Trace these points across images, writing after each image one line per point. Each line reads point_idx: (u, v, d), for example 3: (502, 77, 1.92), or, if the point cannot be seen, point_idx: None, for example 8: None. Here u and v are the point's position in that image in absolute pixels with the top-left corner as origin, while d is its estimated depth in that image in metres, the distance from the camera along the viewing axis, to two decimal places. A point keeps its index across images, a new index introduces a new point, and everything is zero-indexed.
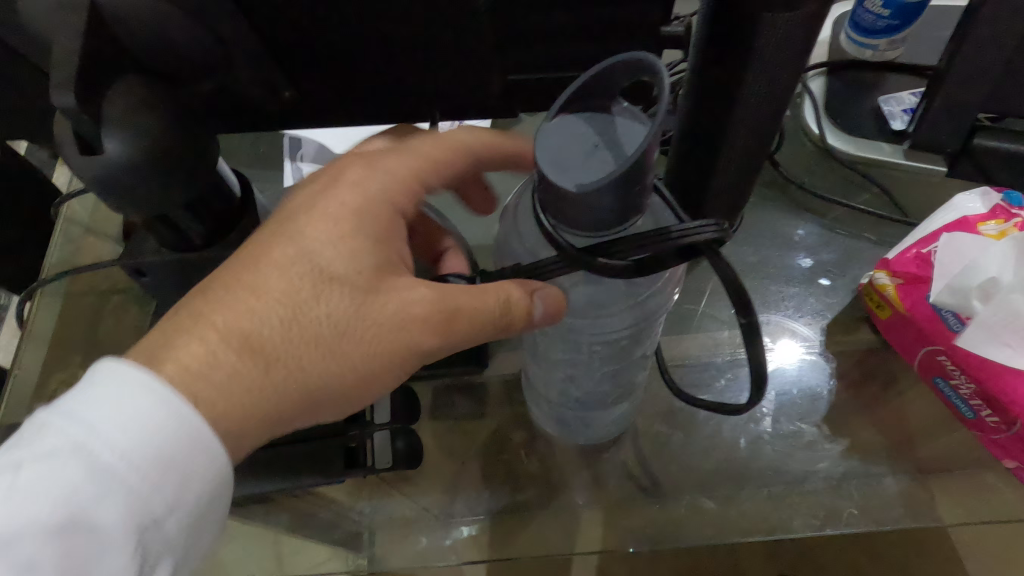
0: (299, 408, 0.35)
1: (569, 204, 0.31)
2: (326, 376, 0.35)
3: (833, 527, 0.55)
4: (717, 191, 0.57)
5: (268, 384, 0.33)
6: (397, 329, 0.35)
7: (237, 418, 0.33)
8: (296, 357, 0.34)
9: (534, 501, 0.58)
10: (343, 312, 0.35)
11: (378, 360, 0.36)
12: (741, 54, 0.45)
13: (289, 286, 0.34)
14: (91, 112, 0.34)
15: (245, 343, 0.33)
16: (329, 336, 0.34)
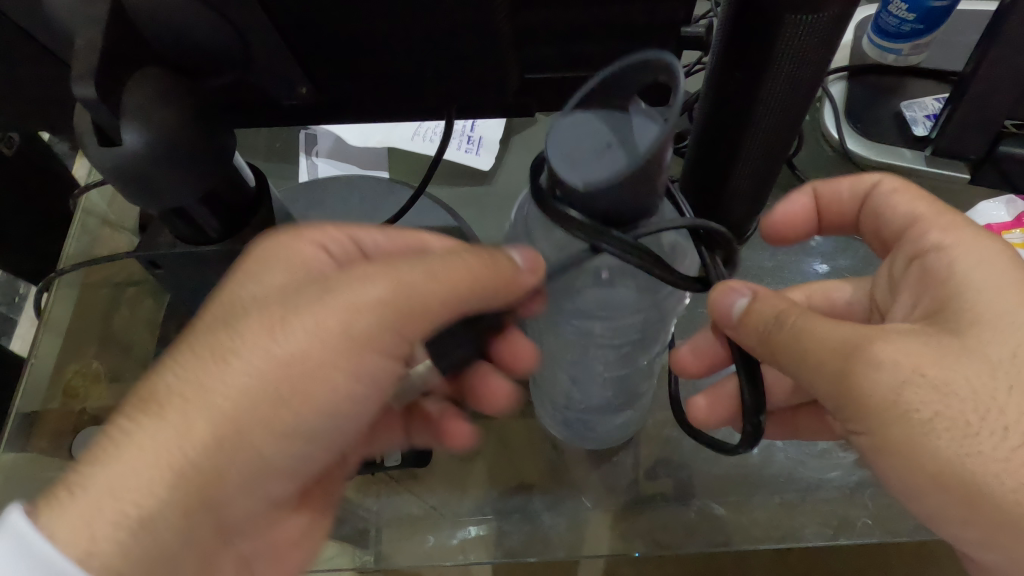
0: (227, 430, 0.35)
1: (579, 200, 0.31)
2: (240, 385, 0.34)
3: (847, 537, 0.53)
4: (733, 193, 0.57)
5: (199, 437, 0.34)
6: (309, 305, 0.35)
7: (141, 499, 0.33)
8: (196, 384, 0.34)
9: (541, 502, 0.57)
10: (263, 324, 0.35)
11: (322, 348, 0.35)
12: (762, 54, 0.45)
13: (204, 329, 0.36)
14: (110, 103, 0.34)
15: (143, 404, 0.34)
16: (231, 341, 0.35)
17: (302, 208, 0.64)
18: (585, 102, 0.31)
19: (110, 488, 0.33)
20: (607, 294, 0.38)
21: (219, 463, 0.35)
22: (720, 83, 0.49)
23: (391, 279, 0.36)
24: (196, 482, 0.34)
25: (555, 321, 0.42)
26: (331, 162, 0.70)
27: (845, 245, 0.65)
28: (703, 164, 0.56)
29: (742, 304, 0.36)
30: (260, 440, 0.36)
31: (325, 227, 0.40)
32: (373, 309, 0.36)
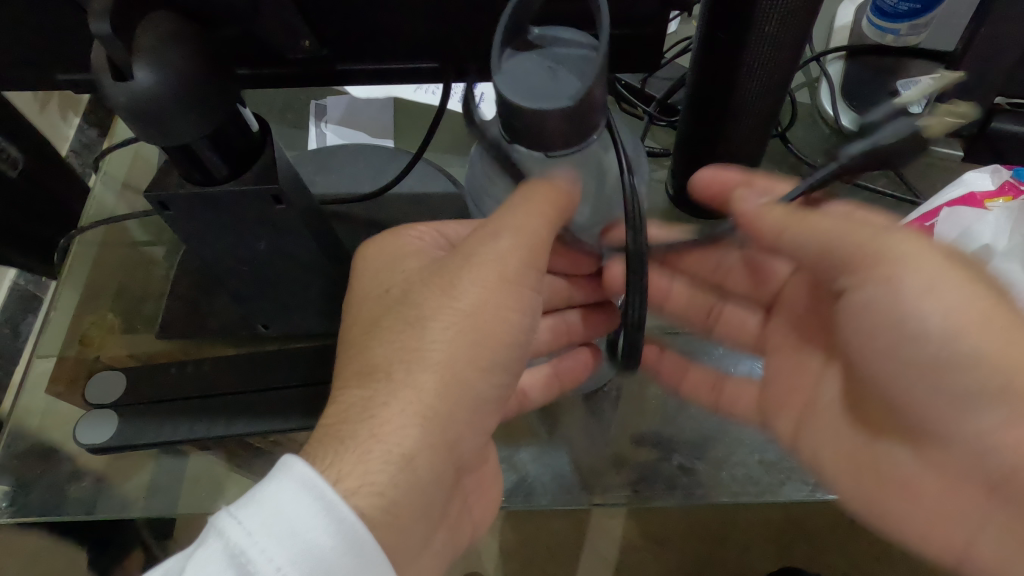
0: (448, 378, 0.38)
1: (562, 124, 0.35)
2: (443, 339, 0.38)
3: (823, 493, 0.55)
4: (719, 156, 0.58)
5: (405, 388, 0.37)
6: (466, 269, 0.39)
7: (398, 439, 0.37)
8: (406, 351, 0.37)
9: (526, 455, 0.59)
10: (429, 292, 0.39)
11: (486, 295, 0.39)
12: (744, 15, 0.46)
13: (370, 315, 0.40)
14: (124, 40, 0.37)
15: (365, 374, 0.37)
16: (416, 312, 0.38)
17: (310, 172, 0.67)
18: (506, 43, 0.35)
19: (378, 441, 0.36)
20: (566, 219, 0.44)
21: (452, 404, 0.38)
22: (704, 47, 0.51)
23: (501, 227, 0.39)
24: (442, 417, 0.38)
25: None
26: (339, 131, 0.73)
27: None
28: (694, 130, 0.57)
29: (754, 201, 0.44)
30: (475, 372, 0.39)
31: (413, 226, 0.45)
32: (518, 251, 0.39)
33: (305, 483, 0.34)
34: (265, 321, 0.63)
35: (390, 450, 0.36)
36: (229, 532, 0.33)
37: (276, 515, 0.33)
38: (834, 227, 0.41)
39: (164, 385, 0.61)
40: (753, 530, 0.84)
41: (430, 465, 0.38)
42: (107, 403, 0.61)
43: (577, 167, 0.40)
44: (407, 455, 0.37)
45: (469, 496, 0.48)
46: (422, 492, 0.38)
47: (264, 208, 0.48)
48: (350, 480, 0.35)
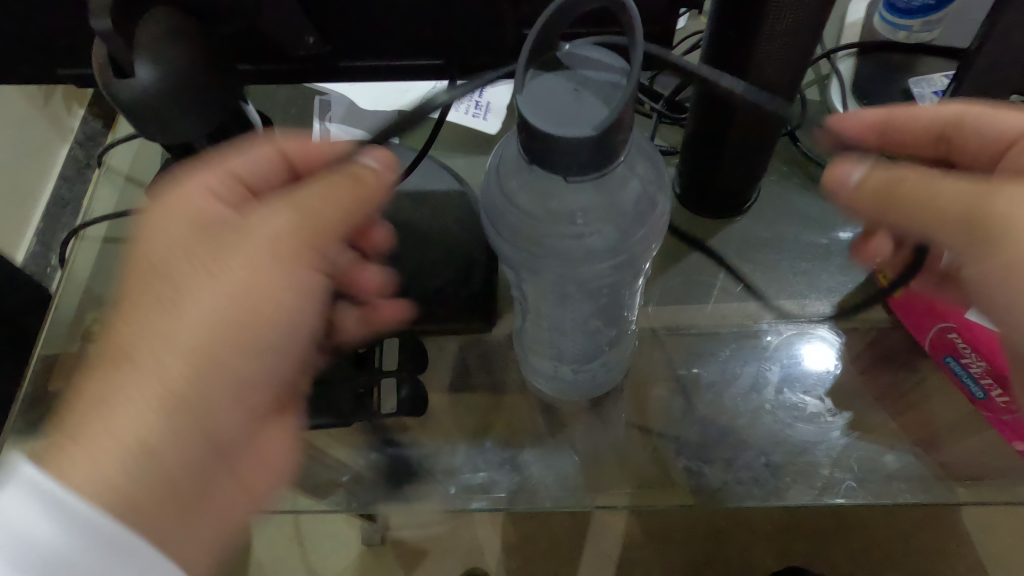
0: (199, 362, 0.37)
1: (582, 151, 0.32)
2: (200, 313, 0.37)
3: (830, 497, 0.55)
4: (727, 159, 0.58)
5: (144, 376, 0.36)
6: (236, 250, 0.38)
7: (136, 426, 0.35)
8: (150, 332, 0.37)
9: (530, 456, 0.59)
10: (197, 273, 0.38)
11: (253, 277, 0.38)
12: (754, 15, 0.45)
13: (142, 291, 0.37)
14: (124, 37, 0.36)
15: (122, 359, 0.36)
16: (170, 291, 0.37)
17: None
18: (531, 59, 0.32)
19: (117, 425, 0.35)
20: (580, 245, 0.38)
21: (208, 388, 0.37)
22: (715, 45, 0.50)
23: (295, 212, 0.39)
24: (197, 404, 0.37)
25: (542, 279, 0.43)
26: (343, 127, 0.72)
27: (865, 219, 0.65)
28: (704, 130, 0.57)
29: (857, 174, 0.40)
30: (227, 355, 0.38)
31: (201, 172, 0.41)
32: (295, 235, 0.39)
33: (31, 487, 0.33)
34: None
35: (140, 440, 0.35)
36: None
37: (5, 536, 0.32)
38: (951, 199, 0.36)
39: None
40: (756, 528, 0.84)
41: (192, 450, 0.37)
42: None
43: (599, 190, 0.35)
44: (173, 441, 0.36)
45: (258, 469, 0.44)
46: (177, 482, 0.36)
47: None
48: (84, 474, 0.34)
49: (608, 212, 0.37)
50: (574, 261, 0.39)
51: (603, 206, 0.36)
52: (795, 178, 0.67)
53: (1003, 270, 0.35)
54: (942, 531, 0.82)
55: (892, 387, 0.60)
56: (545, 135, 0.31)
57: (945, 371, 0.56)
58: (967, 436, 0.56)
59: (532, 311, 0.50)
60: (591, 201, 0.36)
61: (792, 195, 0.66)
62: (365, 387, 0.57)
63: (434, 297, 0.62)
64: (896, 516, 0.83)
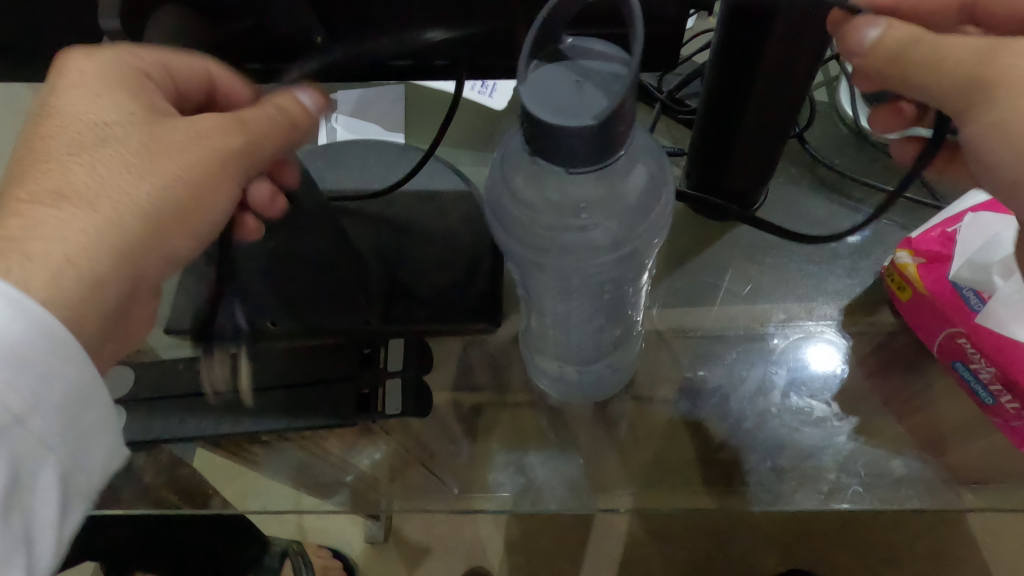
0: (142, 228, 0.35)
1: (583, 143, 0.31)
2: (152, 188, 0.35)
3: (837, 502, 0.55)
4: (736, 161, 0.58)
5: (92, 219, 0.34)
6: (192, 142, 0.36)
7: (91, 259, 0.34)
8: (93, 181, 0.34)
9: (535, 458, 0.60)
10: (147, 143, 0.35)
11: (203, 171, 0.37)
12: (761, 19, 0.46)
13: (77, 141, 0.35)
14: None
15: (60, 195, 0.34)
16: (121, 154, 0.35)
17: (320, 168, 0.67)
18: (533, 51, 0.31)
19: (58, 248, 0.33)
20: (583, 238, 0.37)
21: (136, 264, 0.36)
22: (724, 48, 0.50)
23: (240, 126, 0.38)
24: (120, 267, 0.35)
25: (543, 276, 0.42)
26: (348, 126, 0.72)
27: (871, 223, 0.64)
28: (712, 132, 0.57)
29: (875, 33, 0.34)
30: (167, 236, 0.37)
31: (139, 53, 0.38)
32: (245, 153, 0.38)
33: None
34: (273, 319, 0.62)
35: (74, 273, 0.33)
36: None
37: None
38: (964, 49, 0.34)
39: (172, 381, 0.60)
40: (758, 530, 0.83)
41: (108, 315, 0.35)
42: None
43: (603, 181, 0.34)
44: (96, 283, 0.34)
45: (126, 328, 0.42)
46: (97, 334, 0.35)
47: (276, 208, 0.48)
48: (43, 287, 0.32)
49: (613, 206, 0.35)
50: (574, 252, 0.38)
51: (607, 193, 0.35)
52: (797, 180, 0.68)
53: (991, 125, 0.34)
54: (946, 534, 0.82)
55: (898, 391, 0.60)
56: (545, 125, 0.30)
57: (954, 376, 0.56)
58: (973, 440, 0.56)
59: (536, 310, 0.48)
60: (594, 191, 0.34)
61: (799, 199, 0.67)
62: (368, 389, 0.56)
63: (439, 298, 0.62)
64: (900, 519, 0.82)
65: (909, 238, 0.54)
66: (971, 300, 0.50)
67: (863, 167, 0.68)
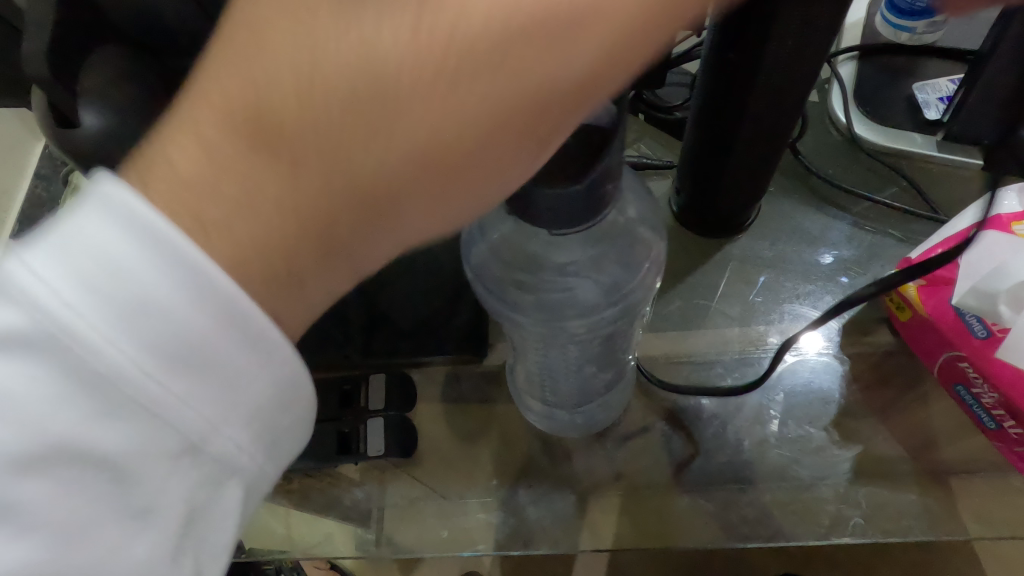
0: (362, 204, 0.23)
1: (563, 208, 0.29)
2: (409, 131, 0.22)
3: (838, 536, 0.54)
4: (728, 181, 0.55)
5: (295, 192, 0.22)
6: (517, 35, 0.21)
7: (254, 227, 0.22)
8: (324, 143, 0.22)
9: (527, 495, 0.57)
10: (399, 33, 0.21)
11: (483, 109, 0.22)
12: (756, 38, 0.43)
13: (292, 20, 0.21)
14: (65, 83, 0.32)
15: (264, 137, 0.21)
16: (376, 82, 0.21)
17: None
18: None
19: (233, 227, 0.22)
20: (569, 295, 0.35)
21: (366, 231, 0.24)
22: (716, 64, 0.48)
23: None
24: (347, 221, 0.23)
25: (520, 330, 0.40)
26: None
27: (854, 238, 0.63)
28: (701, 152, 0.54)
29: None
30: (408, 204, 0.24)
31: None
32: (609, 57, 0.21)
33: (124, 227, 0.22)
34: None
35: (238, 260, 0.22)
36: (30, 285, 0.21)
37: (64, 262, 0.21)
38: None
39: None
40: None
41: (366, 255, 0.25)
42: None
43: (590, 240, 0.32)
44: (302, 235, 0.23)
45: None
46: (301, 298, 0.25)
47: None
48: (223, 247, 0.22)
49: (604, 262, 0.34)
50: (560, 306, 0.36)
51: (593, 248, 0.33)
52: (791, 192, 0.65)
53: None
54: None
55: (895, 412, 0.58)
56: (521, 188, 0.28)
57: (955, 399, 0.54)
58: (968, 452, 0.56)
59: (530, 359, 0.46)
60: (585, 244, 0.32)
61: (791, 213, 0.65)
62: (349, 428, 0.56)
63: (421, 327, 0.59)
64: None
65: (909, 259, 0.53)
66: (974, 327, 0.48)
67: (857, 176, 0.65)
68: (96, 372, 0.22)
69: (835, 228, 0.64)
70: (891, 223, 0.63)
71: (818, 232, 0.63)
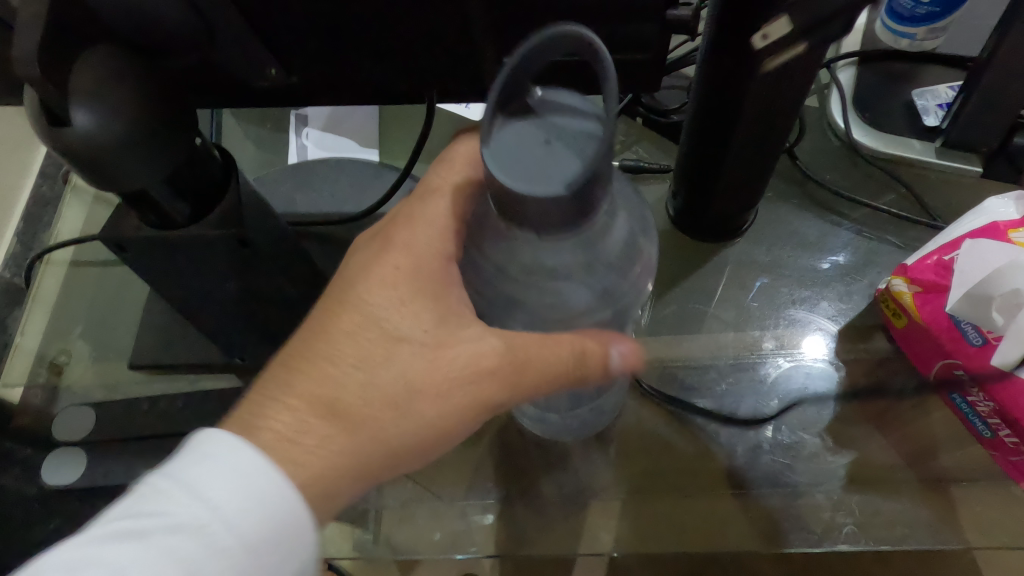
0: (376, 468, 0.34)
1: (554, 211, 0.28)
2: (404, 424, 0.33)
3: (830, 543, 0.54)
4: (723, 185, 0.55)
5: (351, 450, 0.33)
6: (470, 354, 0.34)
7: (321, 468, 0.32)
8: (379, 430, 0.33)
9: (520, 498, 0.57)
10: (416, 373, 0.33)
11: (446, 417, 0.34)
12: (750, 42, 0.43)
13: (359, 348, 0.33)
14: (57, 83, 0.32)
15: (332, 412, 0.32)
16: (402, 391, 0.33)
17: (288, 190, 0.63)
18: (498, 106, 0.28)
19: (296, 467, 0.32)
20: (557, 297, 0.35)
21: (387, 469, 0.34)
22: (711, 68, 0.48)
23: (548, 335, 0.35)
24: (379, 468, 0.34)
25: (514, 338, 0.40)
26: (321, 143, 0.68)
27: (851, 244, 0.63)
28: (697, 156, 0.54)
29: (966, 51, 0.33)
30: (412, 462, 0.35)
31: (433, 202, 0.36)
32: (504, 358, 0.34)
33: (249, 471, 0.31)
34: (242, 354, 0.58)
35: (314, 486, 0.32)
36: (185, 480, 0.30)
37: (207, 501, 0.30)
38: None
39: (136, 422, 0.57)
40: None
41: (419, 458, 0.35)
42: (76, 441, 0.57)
43: (579, 244, 0.31)
44: (360, 476, 0.33)
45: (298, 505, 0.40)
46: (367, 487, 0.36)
47: (229, 251, 0.44)
48: (303, 472, 0.32)
49: (595, 267, 0.33)
50: (557, 315, 0.37)
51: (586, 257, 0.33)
52: (788, 197, 0.65)
53: None
54: None
55: (891, 419, 0.57)
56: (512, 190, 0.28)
57: (950, 407, 0.54)
58: (963, 460, 0.56)
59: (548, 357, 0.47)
60: (578, 253, 0.32)
61: (788, 218, 0.65)
62: None
63: None
64: None
65: (904, 265, 0.52)
66: (970, 334, 0.48)
67: (855, 181, 0.65)
68: (215, 557, 0.30)
69: (831, 233, 0.63)
70: (888, 229, 0.63)
71: (814, 237, 0.63)
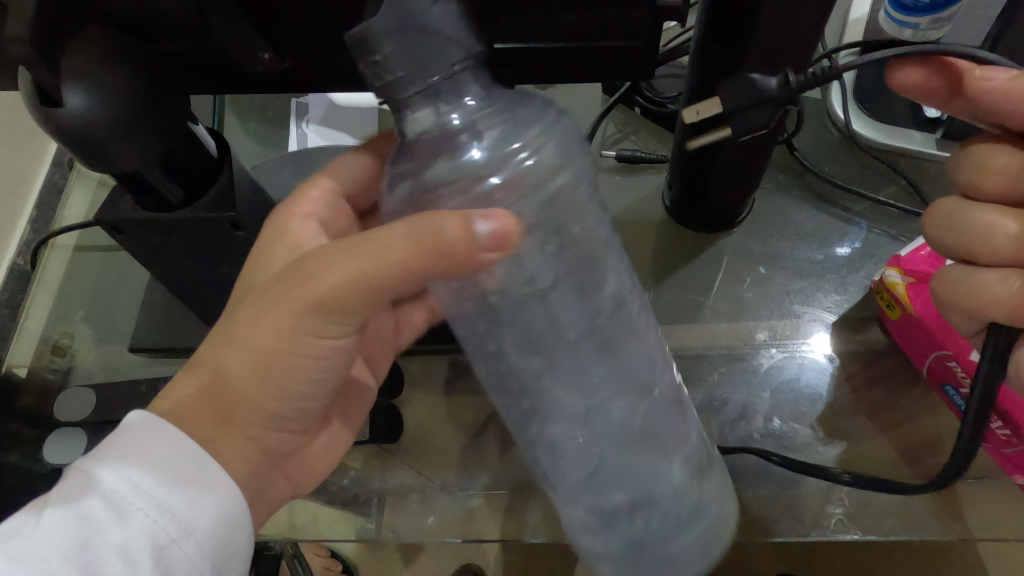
0: (228, 400, 0.40)
1: None
2: (236, 362, 0.39)
3: (819, 533, 0.54)
4: (718, 176, 0.55)
5: (201, 387, 0.39)
6: (286, 289, 0.38)
7: (191, 404, 0.39)
8: (221, 368, 0.39)
9: (511, 484, 0.58)
10: (248, 312, 0.39)
11: (271, 344, 0.38)
12: (741, 30, 0.43)
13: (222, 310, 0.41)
14: (49, 63, 0.33)
15: (192, 364, 0.40)
16: (231, 328, 0.39)
17: (287, 177, 0.64)
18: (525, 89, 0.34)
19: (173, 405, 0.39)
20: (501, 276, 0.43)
21: (241, 402, 0.40)
22: (703, 56, 0.47)
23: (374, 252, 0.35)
24: (229, 406, 0.40)
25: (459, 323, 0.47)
26: (321, 131, 0.69)
27: (848, 235, 0.62)
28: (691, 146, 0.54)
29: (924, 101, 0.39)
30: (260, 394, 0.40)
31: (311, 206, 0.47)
32: (353, 281, 0.36)
33: (152, 437, 0.38)
34: None
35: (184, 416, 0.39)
36: (94, 463, 0.37)
37: (116, 466, 0.37)
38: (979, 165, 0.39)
39: (134, 403, 0.58)
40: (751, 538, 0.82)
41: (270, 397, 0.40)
42: (76, 421, 0.58)
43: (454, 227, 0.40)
44: (217, 411, 0.40)
45: (287, 478, 0.49)
46: (256, 440, 0.42)
47: (221, 234, 0.45)
48: (175, 407, 0.39)
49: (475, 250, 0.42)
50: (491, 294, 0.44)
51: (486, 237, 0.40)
52: (786, 188, 0.65)
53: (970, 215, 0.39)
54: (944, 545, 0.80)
55: (885, 412, 0.57)
56: None
57: (943, 399, 0.54)
58: None
59: (526, 356, 0.48)
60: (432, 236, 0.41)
61: (785, 208, 0.64)
62: None
63: None
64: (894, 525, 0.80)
65: (898, 256, 0.53)
66: None
67: (855, 173, 0.65)
68: (119, 511, 0.36)
69: (828, 225, 0.63)
70: (886, 221, 0.62)
71: (810, 227, 0.63)
